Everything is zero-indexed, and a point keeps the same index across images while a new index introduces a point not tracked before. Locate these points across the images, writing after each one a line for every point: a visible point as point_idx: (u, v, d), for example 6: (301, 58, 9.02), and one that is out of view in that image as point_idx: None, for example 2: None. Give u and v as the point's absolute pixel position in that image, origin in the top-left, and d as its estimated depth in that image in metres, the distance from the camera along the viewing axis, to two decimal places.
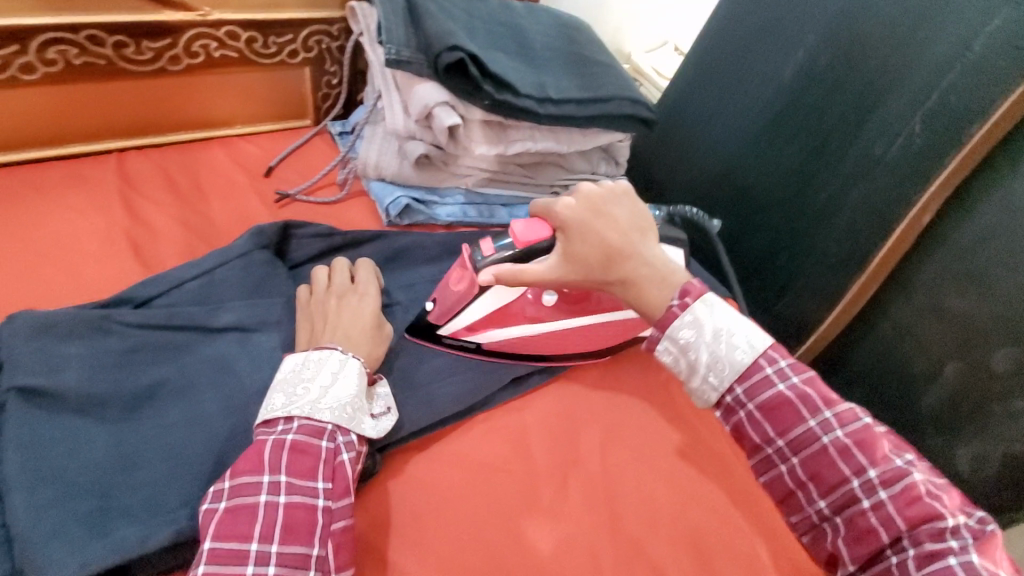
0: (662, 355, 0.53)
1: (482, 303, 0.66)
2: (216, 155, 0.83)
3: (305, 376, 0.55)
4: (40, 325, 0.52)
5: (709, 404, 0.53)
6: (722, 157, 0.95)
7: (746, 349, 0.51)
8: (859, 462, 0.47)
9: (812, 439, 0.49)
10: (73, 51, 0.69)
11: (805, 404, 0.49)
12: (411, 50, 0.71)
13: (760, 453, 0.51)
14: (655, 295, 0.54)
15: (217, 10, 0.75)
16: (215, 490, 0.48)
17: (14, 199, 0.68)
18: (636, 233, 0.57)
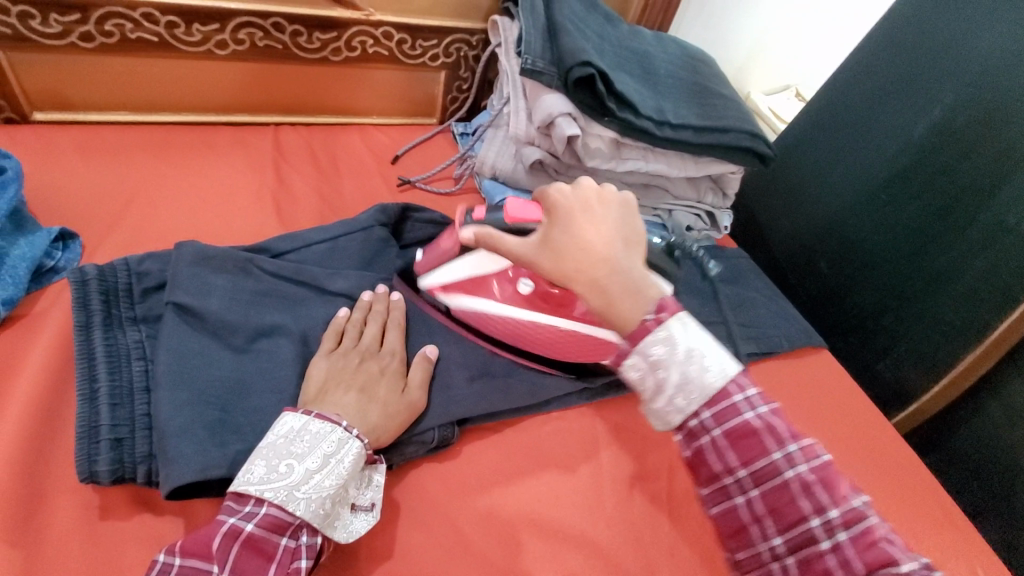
0: (628, 369, 0.48)
1: (460, 266, 0.67)
2: (353, 139, 0.92)
3: (293, 451, 0.50)
4: (202, 255, 0.60)
5: (671, 428, 0.49)
6: (835, 207, 0.92)
7: (717, 373, 0.47)
8: (820, 500, 0.45)
9: (776, 472, 0.46)
10: (259, 34, 0.80)
11: (770, 434, 0.47)
12: (545, 62, 0.76)
13: (717, 482, 0.48)
14: (628, 307, 0.50)
15: (379, 12, 0.84)
16: (162, 565, 0.43)
17: (192, 153, 0.80)
18: (620, 242, 0.53)
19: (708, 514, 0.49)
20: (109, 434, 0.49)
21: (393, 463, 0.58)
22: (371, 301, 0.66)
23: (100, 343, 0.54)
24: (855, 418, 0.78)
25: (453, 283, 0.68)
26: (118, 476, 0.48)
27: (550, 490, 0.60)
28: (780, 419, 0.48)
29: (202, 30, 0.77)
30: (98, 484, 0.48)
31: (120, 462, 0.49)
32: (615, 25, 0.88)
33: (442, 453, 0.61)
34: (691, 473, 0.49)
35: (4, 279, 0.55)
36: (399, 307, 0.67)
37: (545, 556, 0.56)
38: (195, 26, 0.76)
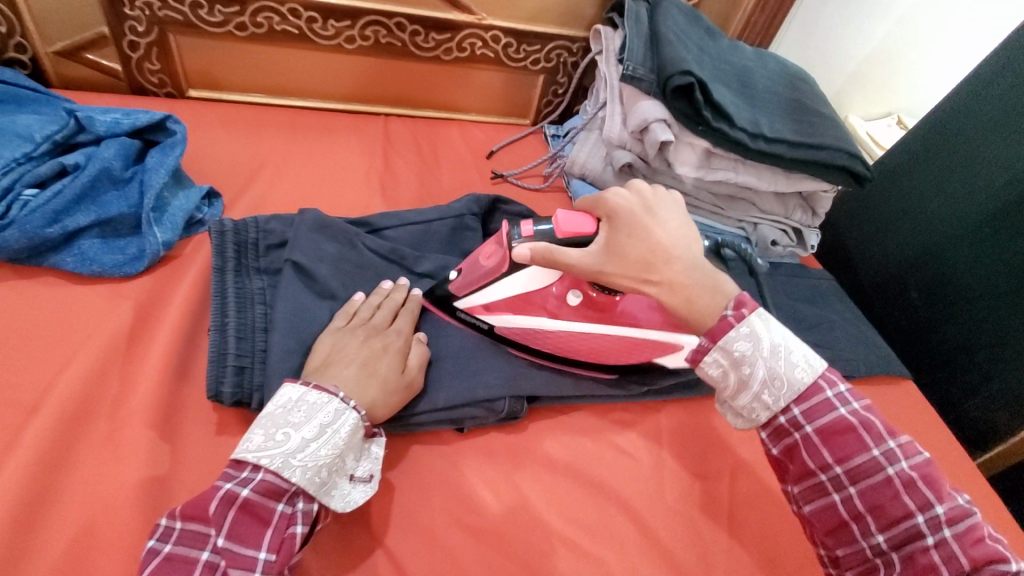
0: (709, 367, 0.52)
1: (507, 286, 0.63)
2: (453, 133, 0.99)
3: (291, 421, 0.51)
4: (319, 223, 0.68)
5: (757, 425, 0.53)
6: (930, 238, 0.89)
7: (804, 367, 0.51)
8: (924, 497, 0.47)
9: (874, 470, 0.49)
10: (383, 32, 0.89)
11: (868, 432, 0.50)
12: (645, 70, 0.79)
13: (811, 480, 0.51)
14: (709, 301, 0.53)
15: (491, 16, 0.91)
16: (164, 529, 0.46)
17: (314, 134, 0.89)
18: (687, 241, 0.55)
19: (803, 512, 0.52)
20: (234, 361, 0.57)
21: (465, 427, 0.63)
22: (389, 290, 0.66)
23: (232, 286, 0.62)
24: (936, 454, 0.75)
25: (499, 301, 0.64)
26: (237, 400, 0.56)
27: (613, 475, 0.62)
28: (877, 418, 0.51)
29: (336, 26, 0.86)
30: (222, 403, 0.56)
31: (240, 387, 0.56)
32: (716, 38, 0.89)
33: (516, 425, 0.64)
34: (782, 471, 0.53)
35: (165, 224, 0.64)
36: (414, 302, 0.67)
37: (604, 533, 0.58)
38: (331, 22, 0.86)
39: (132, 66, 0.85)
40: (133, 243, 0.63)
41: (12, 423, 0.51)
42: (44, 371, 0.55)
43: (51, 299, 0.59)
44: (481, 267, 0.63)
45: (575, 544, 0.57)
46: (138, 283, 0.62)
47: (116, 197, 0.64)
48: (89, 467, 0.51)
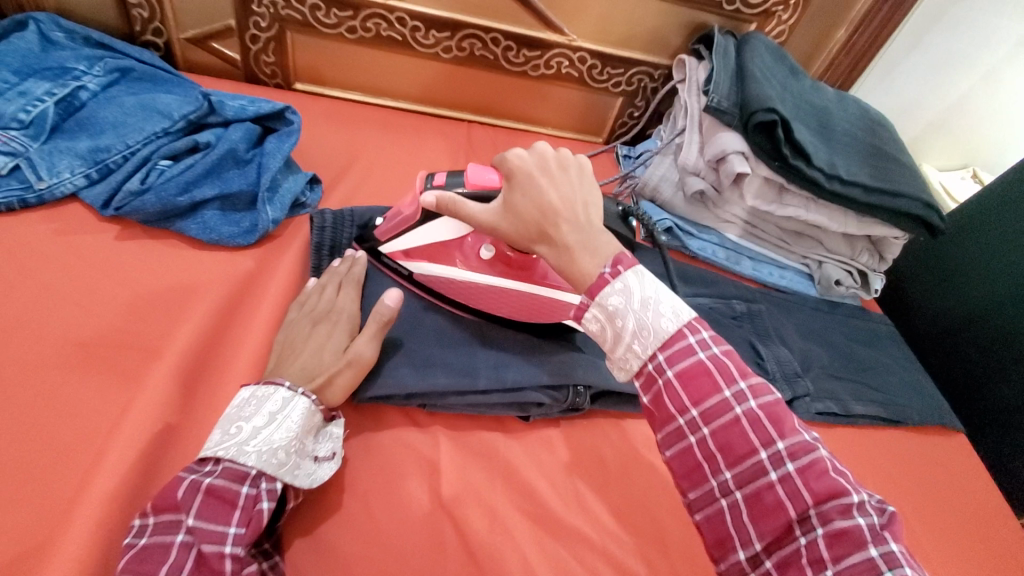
0: (590, 323, 0.50)
1: (423, 233, 0.67)
2: (530, 144, 1.03)
3: (243, 415, 0.51)
4: None
5: (631, 376, 0.49)
6: (995, 294, 0.88)
7: (670, 317, 0.47)
8: (768, 434, 0.44)
9: (726, 409, 0.45)
10: (478, 45, 0.94)
11: (722, 374, 0.46)
12: (730, 103, 0.82)
13: (672, 424, 0.47)
14: (589, 264, 0.51)
15: (581, 39, 0.95)
16: (138, 525, 0.46)
17: (404, 134, 0.95)
18: (577, 200, 0.54)
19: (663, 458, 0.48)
20: None
21: (531, 417, 0.66)
22: (337, 265, 0.68)
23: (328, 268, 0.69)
24: (983, 509, 0.75)
25: (417, 249, 0.68)
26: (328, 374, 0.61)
27: (667, 486, 0.64)
28: (734, 363, 0.47)
29: (437, 36, 0.93)
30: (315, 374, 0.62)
31: None
32: (799, 78, 0.92)
33: (576, 423, 0.67)
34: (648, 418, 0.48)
35: (275, 204, 0.71)
36: (359, 264, 0.69)
37: (650, 537, 0.60)
38: (433, 32, 0.92)
39: (250, 57, 0.93)
40: (248, 217, 0.70)
41: (136, 366, 0.57)
42: (165, 324, 0.61)
43: (176, 261, 0.66)
44: (401, 214, 0.67)
45: (625, 544, 0.59)
46: (249, 255, 0.69)
47: (238, 174, 0.71)
48: (200, 412, 0.57)
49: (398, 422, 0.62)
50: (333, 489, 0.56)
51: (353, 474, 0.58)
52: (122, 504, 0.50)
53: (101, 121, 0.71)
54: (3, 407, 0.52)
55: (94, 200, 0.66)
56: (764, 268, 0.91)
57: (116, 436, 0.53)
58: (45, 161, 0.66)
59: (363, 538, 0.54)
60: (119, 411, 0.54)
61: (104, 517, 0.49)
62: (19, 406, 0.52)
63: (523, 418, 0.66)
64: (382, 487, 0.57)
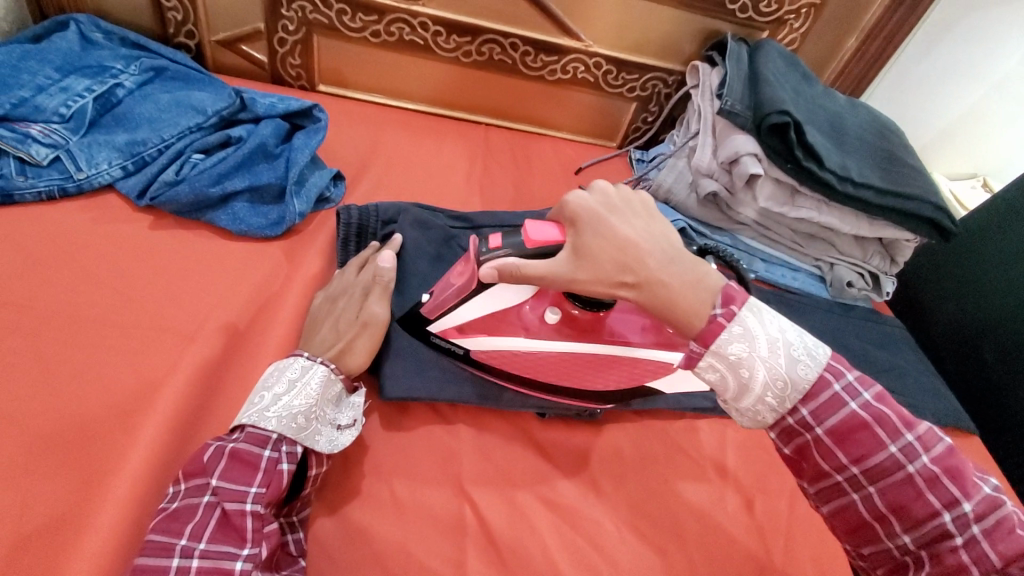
0: (705, 371, 0.49)
1: (478, 306, 0.59)
2: (546, 147, 1.06)
3: (267, 384, 0.54)
4: (420, 222, 0.75)
5: (765, 427, 0.50)
6: (1010, 300, 0.89)
7: (806, 364, 0.47)
8: (948, 493, 0.44)
9: (895, 467, 0.45)
10: (497, 50, 0.97)
11: (882, 426, 0.46)
12: (742, 106, 0.84)
13: (828, 480, 0.48)
14: (694, 300, 0.49)
15: (597, 44, 0.98)
16: (171, 491, 0.49)
17: (423, 135, 0.98)
18: (658, 235, 0.52)
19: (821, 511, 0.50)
20: None
21: (547, 412, 0.66)
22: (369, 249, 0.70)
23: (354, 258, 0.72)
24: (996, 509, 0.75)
25: (473, 322, 0.61)
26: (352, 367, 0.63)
27: (679, 477, 0.65)
28: (893, 411, 0.47)
29: (457, 41, 0.95)
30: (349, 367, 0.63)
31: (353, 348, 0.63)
32: (812, 84, 0.94)
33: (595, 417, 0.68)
34: (797, 471, 0.50)
35: (302, 197, 0.74)
36: (395, 247, 0.71)
37: (665, 526, 0.61)
38: (453, 36, 0.95)
39: (276, 60, 0.96)
40: (275, 210, 0.73)
41: (168, 347, 0.60)
42: (196, 308, 0.63)
43: (206, 249, 0.69)
44: (452, 284, 0.58)
45: (638, 531, 0.60)
46: (276, 247, 0.71)
47: (267, 168, 0.74)
48: (228, 393, 0.59)
49: (419, 410, 0.64)
50: (355, 470, 0.58)
51: (378, 460, 0.59)
52: (155, 477, 0.51)
53: (137, 116, 0.74)
54: (44, 381, 0.54)
55: (130, 191, 0.69)
56: (776, 270, 0.92)
57: (149, 412, 0.55)
58: (84, 153, 0.69)
59: (385, 519, 0.56)
60: (152, 389, 0.56)
61: (138, 489, 0.50)
62: (57, 383, 0.54)
63: (539, 415, 0.66)
64: (402, 470, 0.59)
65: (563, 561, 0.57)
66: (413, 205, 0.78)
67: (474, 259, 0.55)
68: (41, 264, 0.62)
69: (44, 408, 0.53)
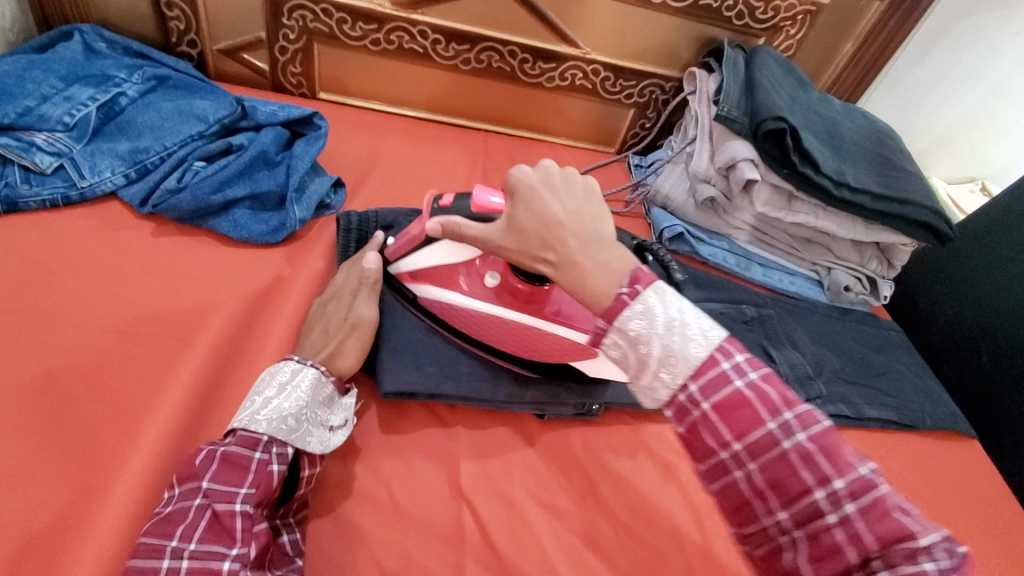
0: (610, 348, 0.45)
1: (428, 257, 0.66)
2: (544, 153, 1.06)
3: (258, 389, 0.55)
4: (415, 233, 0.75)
5: (660, 406, 0.44)
6: (1007, 304, 0.89)
7: (700, 341, 0.43)
8: (823, 471, 0.39)
9: (773, 443, 0.41)
10: (495, 57, 0.98)
11: (762, 403, 0.42)
12: (739, 111, 0.85)
13: (713, 459, 0.43)
14: (599, 279, 0.46)
15: (595, 51, 0.99)
16: (164, 495, 0.49)
17: (423, 142, 0.99)
18: (587, 216, 0.51)
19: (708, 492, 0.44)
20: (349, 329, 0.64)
21: (546, 414, 0.67)
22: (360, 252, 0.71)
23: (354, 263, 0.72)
24: (995, 512, 0.75)
25: (423, 272, 0.67)
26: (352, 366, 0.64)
27: (677, 482, 0.66)
28: (775, 388, 0.42)
29: (456, 49, 0.96)
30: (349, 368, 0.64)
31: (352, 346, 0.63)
32: (807, 90, 0.94)
33: (593, 421, 0.69)
34: (687, 451, 0.44)
35: (302, 204, 0.74)
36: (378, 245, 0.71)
37: (663, 530, 0.62)
38: (452, 45, 0.96)
39: (278, 68, 0.97)
40: (275, 216, 0.73)
41: (170, 353, 0.60)
42: (198, 315, 0.64)
43: (207, 257, 0.69)
44: (409, 235, 0.66)
45: (636, 536, 0.60)
46: (276, 254, 0.72)
47: (267, 175, 0.75)
48: (228, 399, 0.59)
49: (418, 415, 0.64)
50: (354, 476, 0.58)
51: (376, 464, 0.60)
52: (156, 483, 0.52)
53: (140, 125, 0.75)
54: (46, 388, 0.55)
55: (132, 199, 0.70)
56: (774, 274, 0.93)
57: (151, 418, 0.55)
58: (87, 162, 0.70)
59: (384, 524, 0.56)
60: (153, 395, 0.57)
61: (139, 495, 0.51)
62: (60, 390, 0.55)
63: (539, 416, 0.67)
64: (401, 475, 0.59)
65: (561, 566, 0.57)
66: (410, 212, 0.78)
67: (427, 214, 0.63)
68: (43, 271, 0.63)
69: (47, 414, 0.53)
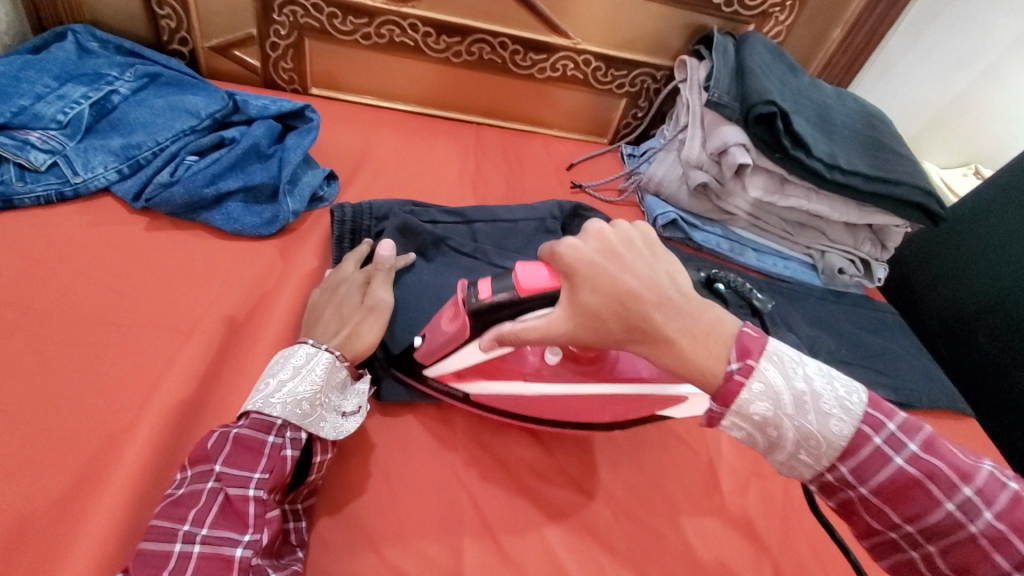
0: (732, 429, 0.45)
1: (472, 353, 0.56)
2: (537, 144, 1.07)
3: (272, 371, 0.55)
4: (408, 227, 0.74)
5: (804, 480, 0.45)
6: (999, 283, 0.90)
7: (839, 417, 0.42)
8: (1017, 553, 0.38)
9: (956, 526, 0.40)
10: (486, 49, 0.98)
11: (934, 481, 0.41)
12: (730, 97, 0.85)
13: (882, 536, 0.44)
14: (703, 354, 0.43)
15: (585, 41, 0.99)
16: (176, 477, 0.50)
17: (416, 135, 0.99)
18: (663, 278, 0.46)
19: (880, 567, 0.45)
20: None
21: None
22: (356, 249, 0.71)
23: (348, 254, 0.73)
24: None
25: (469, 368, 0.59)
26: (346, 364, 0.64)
27: (674, 461, 0.66)
28: (944, 461, 0.41)
29: (447, 41, 0.97)
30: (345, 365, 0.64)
31: None
32: (798, 75, 0.95)
33: None
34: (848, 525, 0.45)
35: (295, 196, 0.75)
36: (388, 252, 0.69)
37: (661, 509, 0.62)
38: (443, 37, 0.96)
39: (269, 64, 0.97)
40: (269, 209, 0.74)
41: (165, 344, 0.60)
42: (192, 307, 0.64)
43: (201, 250, 0.70)
44: (442, 332, 0.57)
45: (634, 515, 0.61)
46: (270, 247, 0.72)
47: (260, 168, 0.75)
48: (223, 388, 0.59)
49: (414, 401, 0.64)
50: (352, 462, 0.59)
51: (373, 450, 0.60)
52: (153, 471, 0.52)
53: (133, 121, 0.75)
54: (41, 380, 0.55)
55: (126, 194, 0.70)
56: (768, 259, 0.93)
57: (147, 408, 0.55)
58: (80, 158, 0.70)
59: (383, 508, 0.56)
60: (148, 385, 0.57)
61: (136, 483, 0.51)
62: (57, 382, 0.55)
63: None
64: (398, 460, 0.60)
65: (560, 548, 0.57)
66: (402, 204, 0.78)
67: (465, 307, 0.53)
68: (37, 265, 0.63)
69: (45, 406, 0.54)
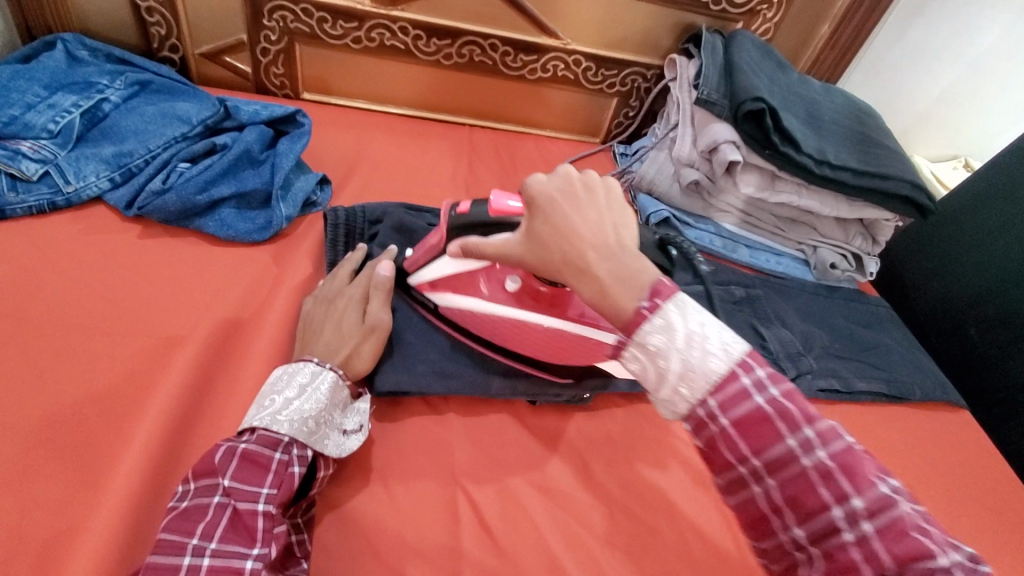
0: (629, 361, 0.43)
1: (445, 266, 0.64)
2: (529, 145, 1.07)
3: (276, 389, 0.55)
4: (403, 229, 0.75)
5: (675, 417, 0.42)
6: (991, 275, 0.90)
7: (720, 357, 0.41)
8: (840, 487, 0.38)
9: (789, 460, 0.39)
10: (477, 51, 0.99)
11: (783, 420, 0.40)
12: (719, 95, 0.86)
13: (732, 472, 0.42)
14: (623, 294, 0.43)
15: (575, 42, 0.99)
16: (180, 492, 0.49)
17: (408, 137, 1.00)
18: (609, 227, 0.47)
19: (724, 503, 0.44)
20: None
21: (537, 400, 0.67)
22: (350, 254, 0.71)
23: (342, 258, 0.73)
24: (985, 477, 0.76)
25: (440, 281, 0.66)
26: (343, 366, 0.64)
27: (670, 458, 0.66)
28: (795, 403, 0.40)
29: (437, 44, 0.97)
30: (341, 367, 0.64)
31: None
32: (786, 71, 0.95)
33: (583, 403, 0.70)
34: (706, 463, 0.43)
35: (288, 201, 0.75)
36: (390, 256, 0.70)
37: (657, 506, 0.62)
38: (434, 40, 0.96)
39: (260, 70, 0.97)
40: (262, 215, 0.74)
41: (161, 352, 0.61)
42: (188, 315, 0.64)
43: (195, 257, 0.70)
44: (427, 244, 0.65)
45: (631, 512, 0.61)
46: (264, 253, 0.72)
47: (252, 174, 0.76)
48: (220, 395, 0.60)
49: (411, 404, 0.65)
50: (349, 464, 0.59)
51: (370, 453, 0.60)
52: (151, 478, 0.52)
53: (124, 129, 0.75)
54: (38, 390, 0.55)
55: (118, 202, 0.70)
56: (761, 255, 0.94)
57: (144, 416, 0.56)
58: (72, 167, 0.70)
59: (380, 510, 0.56)
60: (145, 394, 0.57)
61: (134, 490, 0.51)
62: (54, 391, 0.55)
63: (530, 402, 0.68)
64: (395, 462, 0.60)
65: (557, 546, 0.57)
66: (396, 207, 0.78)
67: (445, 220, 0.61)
68: (32, 276, 0.63)
69: (42, 416, 0.54)
